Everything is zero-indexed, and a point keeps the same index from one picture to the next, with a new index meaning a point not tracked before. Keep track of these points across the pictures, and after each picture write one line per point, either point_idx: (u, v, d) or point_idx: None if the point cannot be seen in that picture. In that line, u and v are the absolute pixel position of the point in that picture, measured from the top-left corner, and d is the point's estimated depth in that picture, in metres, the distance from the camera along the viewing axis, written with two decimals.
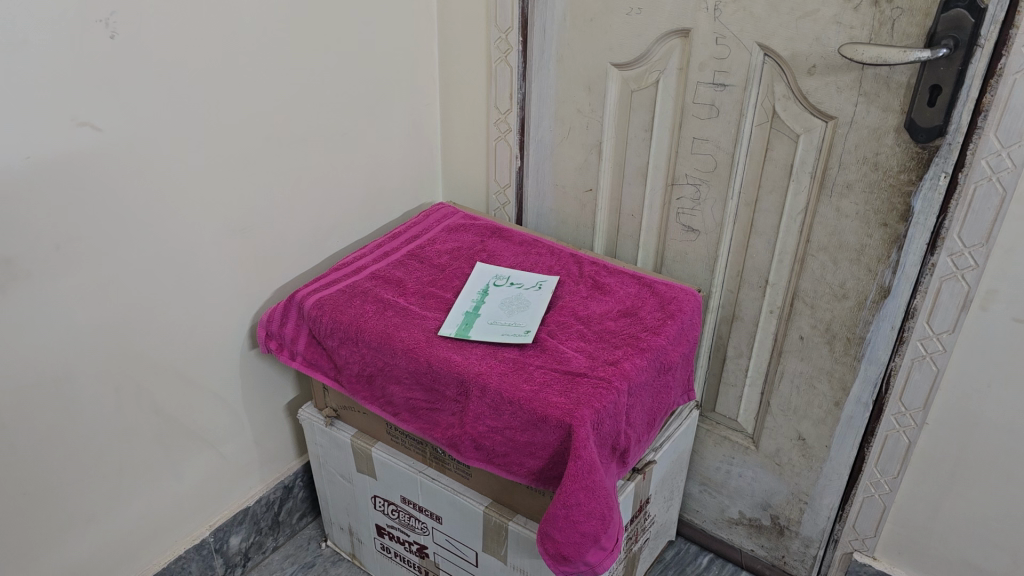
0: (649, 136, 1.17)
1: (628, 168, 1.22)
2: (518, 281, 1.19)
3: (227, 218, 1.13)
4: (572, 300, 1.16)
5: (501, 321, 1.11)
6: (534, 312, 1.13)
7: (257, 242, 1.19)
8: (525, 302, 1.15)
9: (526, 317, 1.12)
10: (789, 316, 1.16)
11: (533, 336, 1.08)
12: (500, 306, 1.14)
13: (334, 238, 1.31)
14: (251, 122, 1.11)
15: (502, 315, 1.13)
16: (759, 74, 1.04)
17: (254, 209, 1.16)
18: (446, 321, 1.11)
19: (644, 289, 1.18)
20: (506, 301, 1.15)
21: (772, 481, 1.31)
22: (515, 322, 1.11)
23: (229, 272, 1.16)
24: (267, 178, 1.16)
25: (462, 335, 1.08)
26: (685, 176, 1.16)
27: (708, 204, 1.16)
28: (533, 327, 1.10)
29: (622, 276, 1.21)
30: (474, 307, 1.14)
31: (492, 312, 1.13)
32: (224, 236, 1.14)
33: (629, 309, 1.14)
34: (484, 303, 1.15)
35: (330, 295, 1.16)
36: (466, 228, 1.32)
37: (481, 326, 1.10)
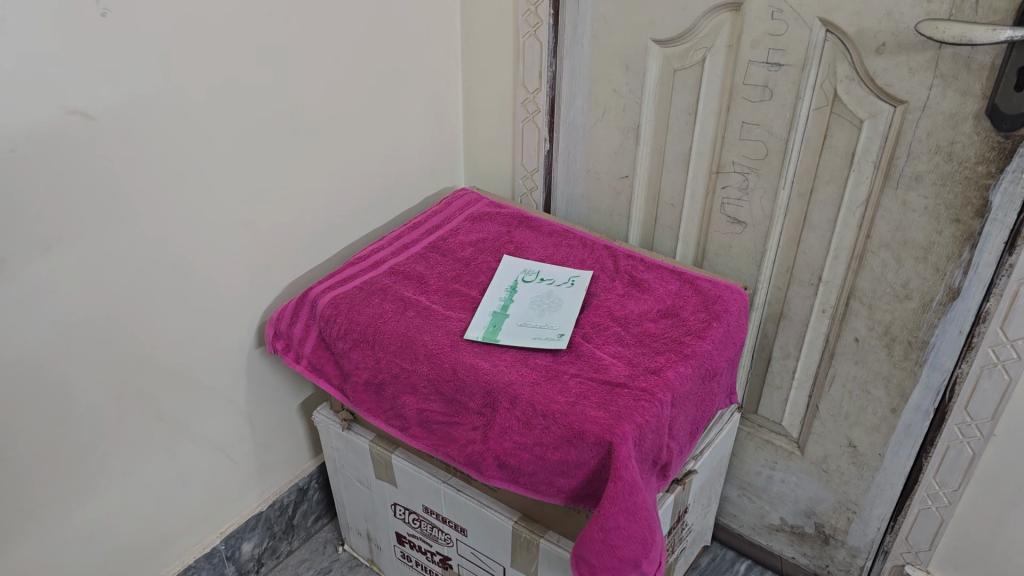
0: (693, 120, 1.07)
1: (668, 154, 1.12)
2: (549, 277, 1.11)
3: (233, 210, 1.04)
4: (608, 299, 1.08)
5: (531, 323, 1.03)
6: (566, 313, 1.04)
7: (267, 235, 1.10)
8: (556, 301, 1.06)
9: (559, 319, 1.03)
10: (843, 316, 1.07)
11: (568, 340, 0.99)
12: (529, 306, 1.06)
13: (348, 227, 1.22)
14: (258, 105, 1.02)
15: (532, 316, 1.04)
16: (820, 52, 0.94)
17: (263, 199, 1.08)
18: (472, 322, 1.02)
19: (686, 287, 1.09)
20: (536, 301, 1.07)
21: (818, 489, 1.23)
22: (547, 324, 1.02)
23: (237, 267, 1.08)
24: (276, 165, 1.07)
25: (490, 339, 1.00)
26: (731, 163, 1.06)
27: (757, 194, 1.06)
28: (566, 330, 1.01)
29: (661, 272, 1.12)
30: (502, 307, 1.05)
31: (521, 314, 1.04)
32: (232, 228, 1.05)
33: (670, 309, 1.05)
34: (512, 302, 1.06)
35: (347, 294, 1.07)
36: (491, 217, 1.22)
37: (511, 330, 1.01)
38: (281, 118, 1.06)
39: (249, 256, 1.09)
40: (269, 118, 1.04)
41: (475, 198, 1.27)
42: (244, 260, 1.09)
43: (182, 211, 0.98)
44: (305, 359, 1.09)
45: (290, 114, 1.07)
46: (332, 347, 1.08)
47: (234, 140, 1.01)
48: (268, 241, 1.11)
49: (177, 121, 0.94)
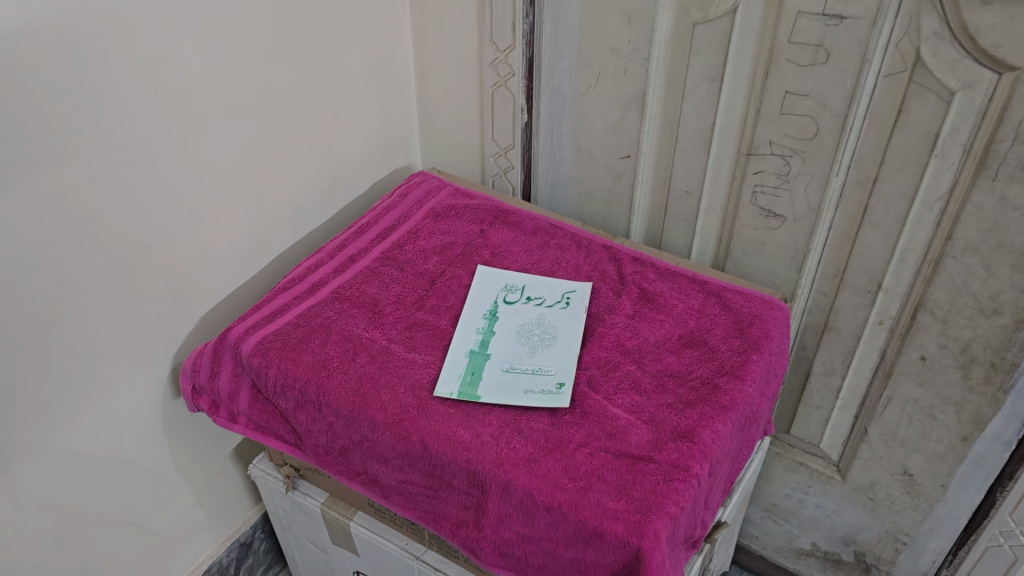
0: (718, 87, 0.83)
1: (684, 130, 0.88)
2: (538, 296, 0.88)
3: (120, 233, 0.78)
4: (615, 324, 0.85)
5: (520, 367, 0.80)
6: (564, 351, 0.81)
7: (171, 260, 0.84)
8: (550, 333, 0.84)
9: (555, 360, 0.80)
10: (907, 331, 0.86)
11: (570, 392, 0.77)
12: (516, 343, 0.82)
13: (279, 233, 0.97)
14: (143, 97, 0.74)
15: (521, 358, 0.81)
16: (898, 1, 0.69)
17: (161, 214, 0.81)
18: (444, 370, 0.79)
19: (711, 302, 0.86)
20: (524, 335, 0.83)
21: (860, 516, 1.04)
22: (541, 369, 0.79)
23: (135, 307, 0.82)
24: (175, 171, 0.80)
25: (469, 396, 0.76)
26: (768, 143, 0.82)
27: (802, 182, 0.83)
28: (565, 378, 0.78)
29: (677, 282, 0.89)
30: (481, 346, 0.82)
31: (507, 355, 0.81)
32: (120, 258, 0.79)
33: (695, 335, 0.83)
34: (494, 337, 0.83)
35: (278, 335, 0.83)
36: (460, 211, 0.98)
37: (494, 380, 0.78)
38: (178, 106, 0.78)
39: (149, 291, 0.83)
40: (160, 108, 0.76)
41: (436, 184, 1.01)
42: (144, 295, 0.83)
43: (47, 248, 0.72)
44: (223, 420, 0.84)
45: (190, 99, 0.79)
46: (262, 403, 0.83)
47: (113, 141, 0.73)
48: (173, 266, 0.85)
49: (24, 126, 0.66)
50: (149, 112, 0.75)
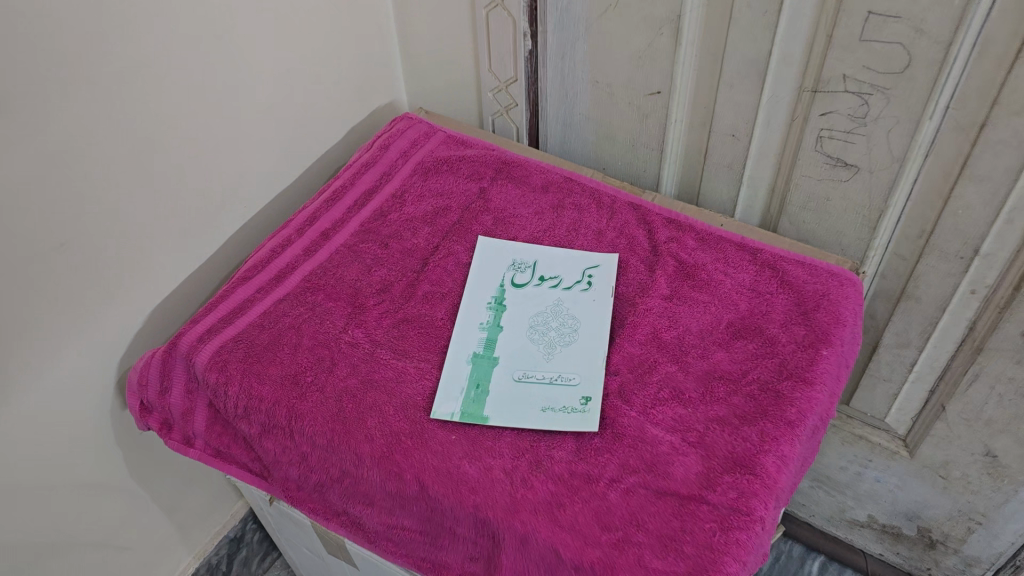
0: (777, 7, 0.64)
1: (730, 61, 0.69)
2: (553, 275, 0.72)
3: (26, 227, 0.61)
4: (649, 310, 0.69)
5: (536, 373, 0.65)
6: (587, 351, 0.66)
7: (100, 252, 0.68)
8: (569, 326, 0.68)
9: (577, 364, 0.65)
10: (1006, 304, 0.69)
11: (598, 410, 0.62)
12: (528, 341, 0.67)
13: (240, 203, 0.80)
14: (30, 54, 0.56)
15: (536, 362, 0.66)
16: None
17: (81, 198, 0.64)
18: (441, 381, 0.64)
19: (765, 276, 0.70)
20: (538, 329, 0.68)
21: (928, 494, 0.90)
22: (561, 378, 0.65)
23: (64, 314, 0.67)
24: (89, 144, 0.63)
25: (474, 418, 0.62)
26: (842, 77, 0.65)
27: (884, 124, 0.66)
28: (591, 390, 0.63)
29: (723, 251, 0.72)
30: (486, 347, 0.67)
31: (517, 359, 0.66)
32: (30, 261, 0.62)
33: (748, 322, 0.68)
34: (501, 334, 0.68)
35: (236, 341, 0.68)
36: (454, 164, 0.81)
37: (504, 395, 0.64)
38: (81, 56, 0.60)
39: (78, 295, 0.67)
40: (56, 63, 0.58)
41: (424, 130, 0.84)
42: (74, 300, 0.67)
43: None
44: (176, 443, 0.70)
45: (97, 47, 0.61)
46: (221, 428, 0.68)
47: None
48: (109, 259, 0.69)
49: None
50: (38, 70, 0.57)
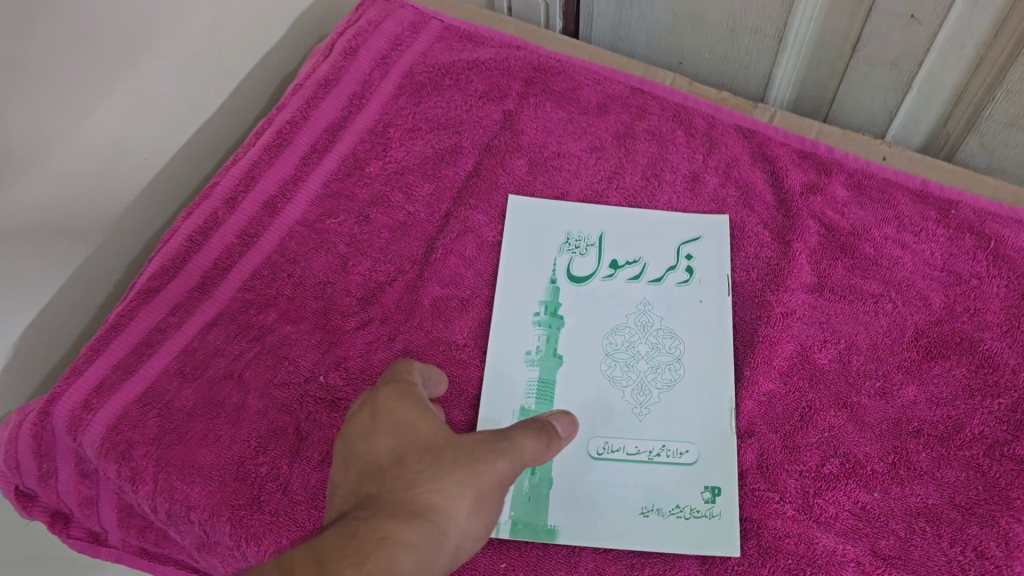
0: None
1: None
2: (630, 262, 0.47)
3: None
4: (790, 317, 0.44)
5: (622, 442, 0.41)
6: (702, 402, 0.42)
7: None
8: (666, 354, 0.44)
9: (689, 428, 0.41)
10: None
11: (735, 514, 0.39)
12: (605, 382, 0.43)
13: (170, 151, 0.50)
14: None
15: (621, 421, 0.42)
16: None
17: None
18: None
19: (966, 248, 0.45)
20: (617, 360, 0.44)
21: None
22: (665, 452, 0.41)
23: None
24: None
25: (533, 533, 0.38)
26: None
27: None
28: (716, 475, 0.40)
29: (894, 207, 0.47)
30: (539, 395, 0.42)
31: (591, 417, 0.42)
32: None
33: (948, 329, 0.43)
34: (561, 370, 0.43)
35: (144, 406, 0.42)
36: (463, 75, 0.53)
37: (577, 486, 0.40)
38: None
39: None
40: None
41: (408, 20, 0.55)
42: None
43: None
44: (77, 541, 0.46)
45: None
46: (140, 525, 0.44)
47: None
48: None
49: None
50: None
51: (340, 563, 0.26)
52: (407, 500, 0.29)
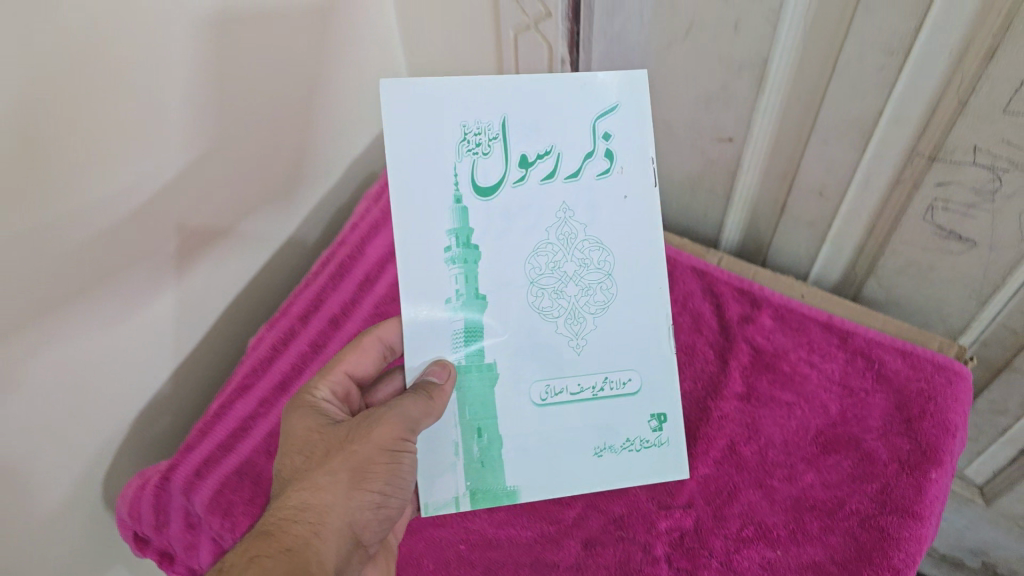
0: (900, 63, 0.51)
1: (826, 117, 0.57)
2: (536, 145, 0.46)
3: None
4: (723, 420, 0.59)
5: (565, 373, 0.48)
6: (635, 345, 0.49)
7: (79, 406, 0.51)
8: (594, 272, 0.48)
9: (620, 359, 0.49)
10: None
11: (681, 442, 0.50)
12: (537, 315, 0.48)
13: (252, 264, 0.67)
14: None
15: (561, 358, 0.48)
16: None
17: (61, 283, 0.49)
18: (428, 466, 0.48)
19: (859, 367, 0.60)
20: (546, 286, 0.48)
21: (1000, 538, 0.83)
22: (607, 385, 0.49)
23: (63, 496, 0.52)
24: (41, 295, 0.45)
25: (495, 500, 0.48)
26: (973, 149, 0.53)
27: (1017, 206, 0.54)
28: (656, 406, 0.50)
29: (807, 334, 0.62)
30: (468, 343, 0.47)
31: (531, 363, 0.48)
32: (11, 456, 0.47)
33: (840, 431, 0.58)
34: (487, 313, 0.47)
35: (239, 476, 0.57)
36: None
37: (533, 438, 0.48)
38: None
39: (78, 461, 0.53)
40: None
41: None
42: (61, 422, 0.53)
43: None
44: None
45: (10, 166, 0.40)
46: None
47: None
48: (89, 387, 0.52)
49: None
50: None
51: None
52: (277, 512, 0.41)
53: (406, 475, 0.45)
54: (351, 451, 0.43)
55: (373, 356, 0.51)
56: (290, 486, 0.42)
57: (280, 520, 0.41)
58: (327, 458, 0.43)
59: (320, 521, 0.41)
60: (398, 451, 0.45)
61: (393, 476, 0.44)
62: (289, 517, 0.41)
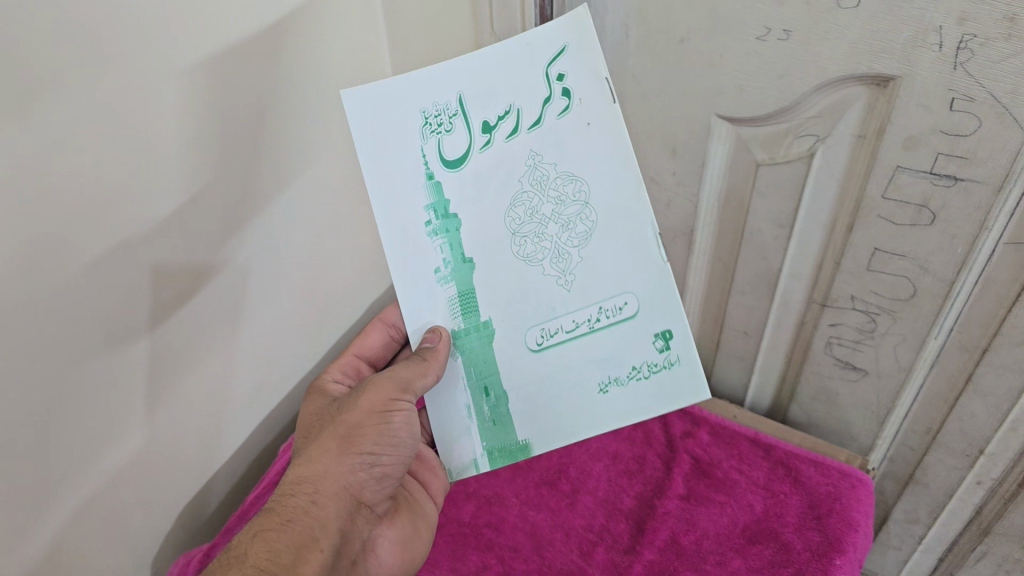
0: (787, 234, 0.69)
1: (743, 272, 0.74)
2: (494, 108, 0.51)
3: (96, 499, 0.57)
4: (667, 515, 0.71)
5: (554, 317, 0.54)
6: (626, 254, 0.52)
7: (170, 487, 0.65)
8: (572, 203, 0.52)
9: (609, 287, 0.53)
10: (1012, 497, 0.70)
11: (690, 361, 0.53)
12: (524, 262, 0.53)
13: None
14: (92, 344, 0.52)
15: (552, 300, 0.54)
16: None
17: (197, 388, 0.64)
18: (444, 424, 0.56)
19: (779, 475, 0.74)
20: (528, 233, 0.53)
21: None
22: (602, 314, 0.53)
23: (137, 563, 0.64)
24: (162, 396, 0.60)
25: (510, 457, 0.56)
26: (850, 297, 0.68)
27: (889, 342, 0.69)
28: (658, 325, 0.53)
29: (737, 447, 0.77)
30: (465, 310, 0.54)
31: (526, 308, 0.54)
32: (120, 523, 0.60)
33: (764, 525, 0.70)
34: (476, 275, 0.53)
35: None
36: None
37: (534, 388, 0.55)
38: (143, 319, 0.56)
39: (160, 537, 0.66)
40: (114, 340, 0.54)
41: None
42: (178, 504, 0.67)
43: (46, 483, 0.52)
44: None
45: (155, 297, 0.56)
46: None
47: (124, 328, 0.54)
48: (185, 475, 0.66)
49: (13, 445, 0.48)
50: (101, 350, 0.53)
51: (237, 543, 0.48)
52: (284, 485, 0.51)
53: (398, 433, 0.54)
54: (340, 421, 0.53)
55: (377, 332, 0.67)
56: (291, 465, 0.52)
57: (280, 499, 0.50)
58: (325, 432, 0.53)
59: (316, 492, 0.50)
60: (387, 411, 0.53)
61: (384, 435, 0.53)
62: (288, 493, 0.50)
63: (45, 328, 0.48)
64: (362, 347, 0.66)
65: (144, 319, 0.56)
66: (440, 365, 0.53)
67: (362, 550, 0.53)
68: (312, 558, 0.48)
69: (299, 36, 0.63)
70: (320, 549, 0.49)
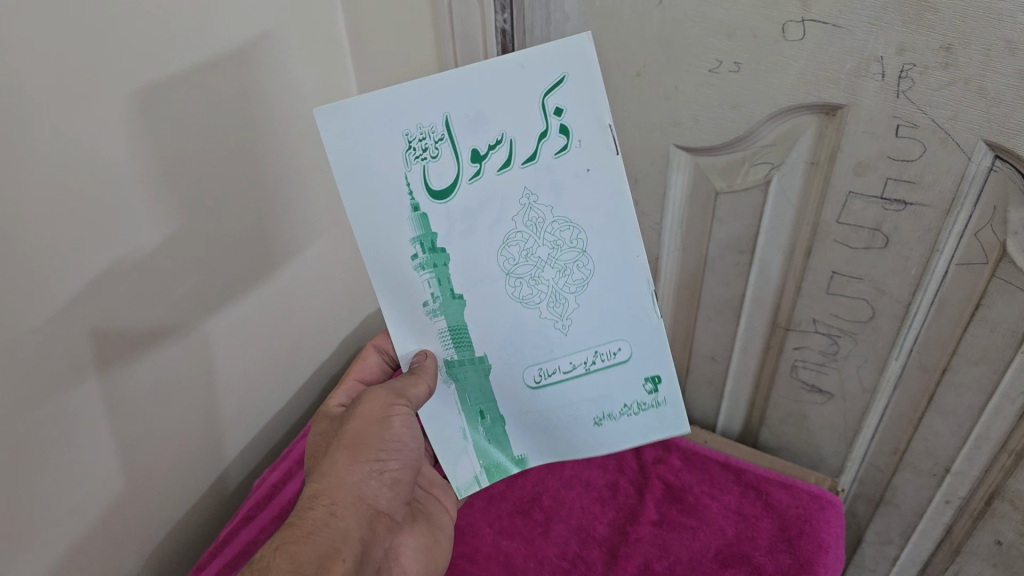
0: (748, 260, 0.70)
1: (708, 298, 0.76)
2: (484, 132, 0.47)
3: (73, 536, 0.57)
4: (640, 540, 0.72)
5: (552, 358, 0.54)
6: (620, 298, 0.52)
7: (147, 524, 0.65)
8: (569, 250, 0.51)
9: (604, 333, 0.53)
10: (980, 514, 0.71)
11: (676, 401, 0.55)
12: (520, 304, 0.52)
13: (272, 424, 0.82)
14: (65, 382, 0.52)
15: (550, 341, 0.53)
16: (980, 184, 0.54)
17: (174, 427, 0.64)
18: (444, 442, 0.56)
19: (750, 498, 0.75)
20: (523, 275, 0.52)
21: None
22: (597, 355, 0.54)
23: None
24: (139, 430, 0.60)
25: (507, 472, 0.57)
26: (811, 321, 0.70)
27: (853, 363, 0.70)
28: (649, 369, 0.54)
29: (708, 472, 0.78)
30: (458, 343, 0.53)
31: (524, 349, 0.54)
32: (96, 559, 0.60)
33: (736, 549, 0.71)
34: (468, 309, 0.52)
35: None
36: None
37: (533, 418, 0.56)
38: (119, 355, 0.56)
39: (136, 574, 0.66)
40: (87, 377, 0.54)
41: None
42: (155, 543, 0.67)
43: (23, 529, 0.52)
44: None
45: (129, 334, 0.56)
46: None
47: (100, 364, 0.55)
48: (162, 511, 0.66)
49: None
50: (75, 388, 0.53)
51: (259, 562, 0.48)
52: (302, 500, 0.51)
53: (402, 438, 0.53)
54: (345, 431, 0.53)
55: (373, 358, 0.66)
56: (307, 481, 0.52)
57: (300, 512, 0.50)
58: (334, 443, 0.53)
59: (333, 503, 0.50)
60: (388, 418, 0.53)
61: (388, 442, 0.53)
62: (307, 507, 0.50)
63: (20, 363, 0.49)
64: (361, 372, 0.65)
65: (119, 354, 0.56)
66: (432, 376, 0.53)
67: (384, 559, 0.53)
68: (336, 568, 0.47)
69: (267, 78, 0.65)
70: (343, 560, 0.48)
